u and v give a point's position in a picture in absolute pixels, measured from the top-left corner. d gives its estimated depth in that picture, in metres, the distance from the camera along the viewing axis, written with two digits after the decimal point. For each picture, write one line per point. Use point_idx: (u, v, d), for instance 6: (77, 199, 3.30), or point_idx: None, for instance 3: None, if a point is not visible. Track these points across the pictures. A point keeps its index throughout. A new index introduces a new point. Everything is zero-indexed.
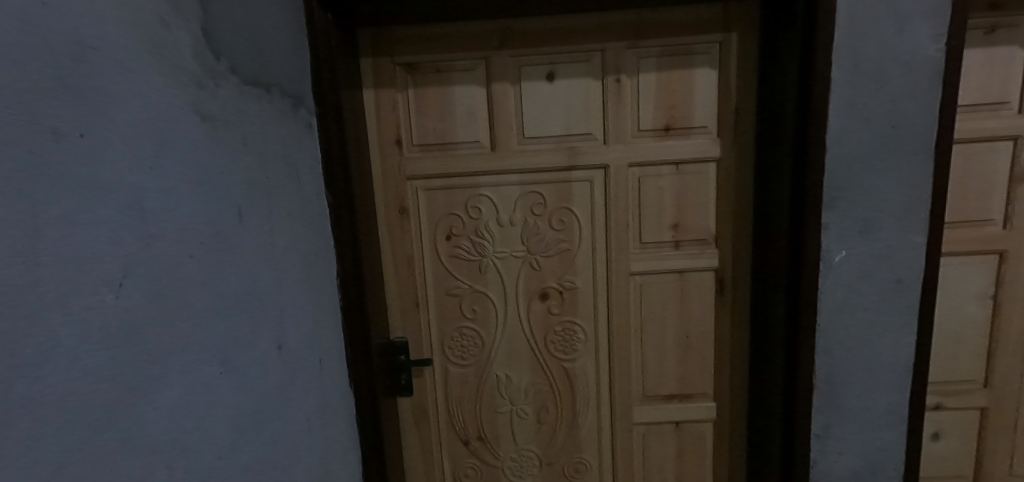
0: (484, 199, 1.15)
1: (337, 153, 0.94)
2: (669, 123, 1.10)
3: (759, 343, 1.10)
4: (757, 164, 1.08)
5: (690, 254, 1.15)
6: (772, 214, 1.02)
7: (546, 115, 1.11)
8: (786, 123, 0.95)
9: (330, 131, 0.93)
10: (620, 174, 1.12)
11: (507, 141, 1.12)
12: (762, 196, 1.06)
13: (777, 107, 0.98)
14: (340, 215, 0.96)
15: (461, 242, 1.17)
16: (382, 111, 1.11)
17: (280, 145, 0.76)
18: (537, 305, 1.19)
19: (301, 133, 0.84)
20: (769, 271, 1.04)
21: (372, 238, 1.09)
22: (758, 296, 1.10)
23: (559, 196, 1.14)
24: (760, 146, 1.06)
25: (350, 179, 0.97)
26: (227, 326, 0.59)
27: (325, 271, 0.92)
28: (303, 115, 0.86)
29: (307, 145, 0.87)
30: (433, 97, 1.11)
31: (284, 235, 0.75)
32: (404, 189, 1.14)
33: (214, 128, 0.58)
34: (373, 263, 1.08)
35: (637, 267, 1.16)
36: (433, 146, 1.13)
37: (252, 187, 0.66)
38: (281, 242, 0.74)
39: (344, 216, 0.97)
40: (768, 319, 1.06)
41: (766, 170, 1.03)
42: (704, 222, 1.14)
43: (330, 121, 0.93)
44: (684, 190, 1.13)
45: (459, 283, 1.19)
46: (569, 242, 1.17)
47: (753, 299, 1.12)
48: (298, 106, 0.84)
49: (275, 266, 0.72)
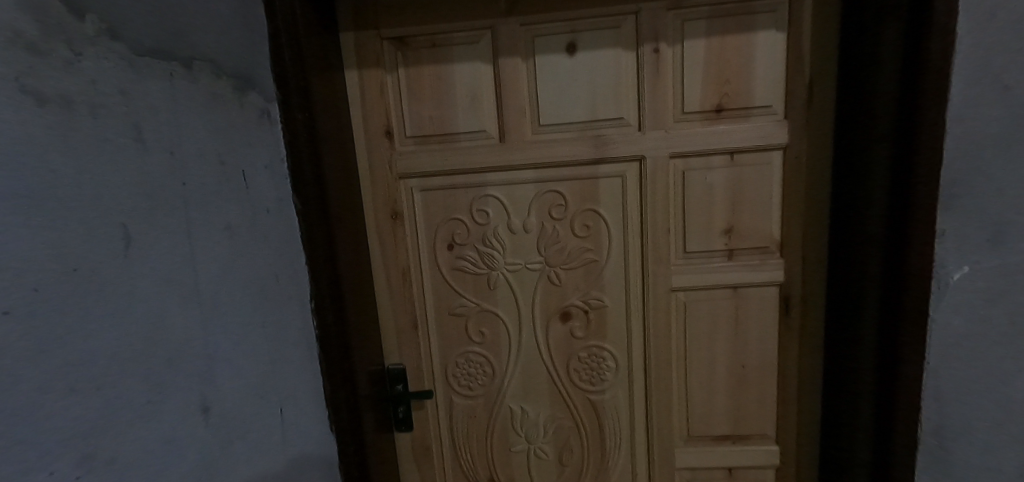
0: (492, 200, 0.95)
1: (303, 144, 0.73)
2: (721, 102, 0.88)
3: (832, 377, 0.88)
4: (836, 153, 0.85)
5: (746, 266, 0.93)
6: (856, 216, 0.79)
7: (567, 95, 0.90)
8: (883, 98, 0.73)
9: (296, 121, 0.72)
10: (659, 168, 0.91)
11: (519, 130, 0.92)
12: (841, 194, 0.83)
13: (864, 78, 0.75)
14: (312, 227, 0.75)
15: (465, 252, 0.98)
16: (369, 97, 0.92)
17: (207, 139, 0.58)
18: (557, 327, 0.99)
19: (249, 122, 0.65)
20: (851, 288, 0.81)
21: (358, 249, 0.91)
22: (833, 321, 0.87)
23: (582, 196, 0.94)
24: (842, 130, 0.82)
25: (321, 180, 0.75)
26: (98, 385, 0.45)
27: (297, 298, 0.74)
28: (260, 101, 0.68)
29: (268, 139, 0.69)
30: (428, 79, 0.91)
31: (213, 257, 0.58)
32: (396, 189, 0.96)
33: (55, 112, 0.42)
34: (360, 278, 0.91)
35: (679, 282, 0.95)
36: (430, 138, 0.94)
37: (152, 199, 0.51)
38: (208, 266, 0.57)
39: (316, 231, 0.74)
40: (847, 349, 0.83)
41: (848, 160, 0.80)
42: (765, 226, 0.92)
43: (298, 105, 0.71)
44: (740, 186, 0.90)
45: (464, 301, 1.00)
46: (596, 252, 0.96)
47: (828, 324, 0.88)
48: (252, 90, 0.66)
49: (204, 299, 0.56)
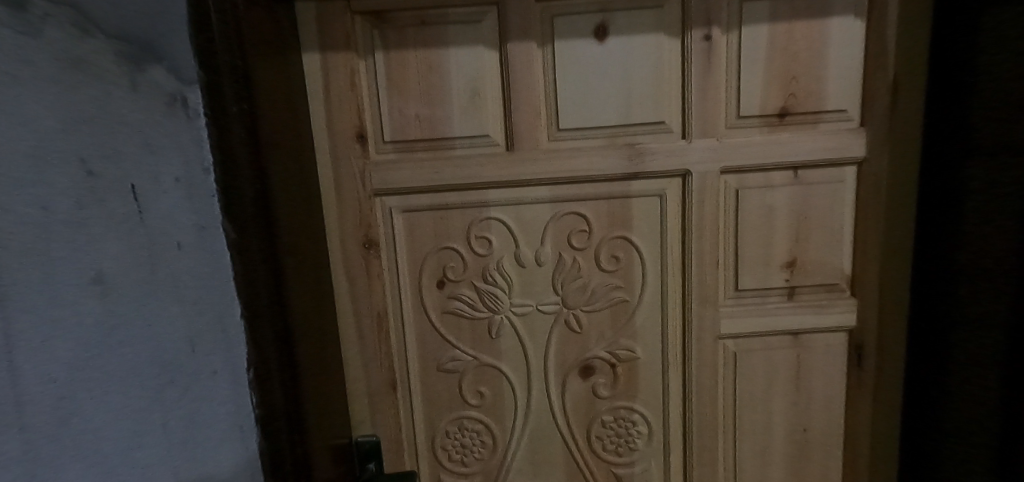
0: (495, 224, 0.74)
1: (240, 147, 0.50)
2: (785, 105, 0.70)
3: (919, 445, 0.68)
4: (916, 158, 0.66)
5: (811, 308, 0.75)
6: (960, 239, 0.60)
7: (594, 93, 0.71)
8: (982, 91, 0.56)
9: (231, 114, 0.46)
10: (708, 186, 0.72)
11: (532, 136, 0.72)
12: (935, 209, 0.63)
13: (951, 71, 0.58)
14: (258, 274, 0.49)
15: (460, 290, 0.76)
16: (334, 89, 0.70)
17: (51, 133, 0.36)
18: (576, 384, 0.79)
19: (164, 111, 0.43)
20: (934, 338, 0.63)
21: (318, 290, 0.68)
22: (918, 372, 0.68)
23: (611, 220, 0.74)
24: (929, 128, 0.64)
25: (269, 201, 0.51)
26: None
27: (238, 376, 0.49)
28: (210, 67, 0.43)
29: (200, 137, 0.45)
30: (414, 67, 0.70)
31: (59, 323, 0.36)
32: (370, 210, 0.73)
33: None
34: (322, 329, 0.68)
35: (730, 328, 0.76)
36: (416, 143, 0.72)
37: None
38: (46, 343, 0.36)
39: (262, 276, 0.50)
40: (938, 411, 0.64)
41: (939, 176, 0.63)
42: (835, 259, 0.75)
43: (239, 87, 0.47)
44: (806, 209, 0.73)
45: (458, 353, 0.78)
46: (627, 290, 0.76)
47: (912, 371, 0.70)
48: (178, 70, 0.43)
49: (51, 403, 0.36)
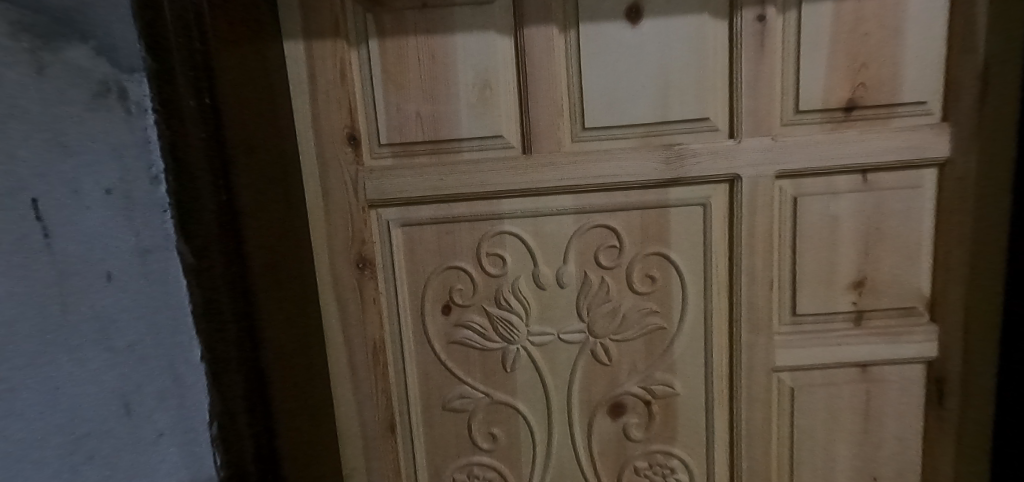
0: (510, 240, 0.64)
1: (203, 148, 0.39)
2: (851, 97, 0.60)
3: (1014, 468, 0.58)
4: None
5: (882, 336, 0.64)
6: None
7: (625, 85, 0.60)
8: None
9: (185, 109, 0.36)
10: (760, 193, 0.61)
11: (553, 136, 0.61)
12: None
13: None
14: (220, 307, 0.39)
15: (469, 317, 0.65)
16: (320, 83, 0.60)
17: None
18: (604, 425, 0.68)
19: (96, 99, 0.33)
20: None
21: (302, 318, 0.58)
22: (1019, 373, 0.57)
23: (644, 234, 0.64)
24: None
25: (230, 216, 0.41)
26: None
27: (194, 439, 0.38)
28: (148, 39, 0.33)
29: (144, 135, 0.34)
30: (414, 56, 0.60)
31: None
32: (364, 224, 0.63)
33: None
34: (306, 365, 0.58)
35: (786, 359, 0.65)
36: (417, 146, 0.62)
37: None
38: None
39: (222, 309, 0.40)
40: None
41: None
42: (911, 278, 0.63)
43: (195, 75, 0.38)
44: (877, 220, 0.62)
45: (466, 390, 0.67)
46: (663, 315, 0.65)
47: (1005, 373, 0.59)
48: (109, 52, 0.32)
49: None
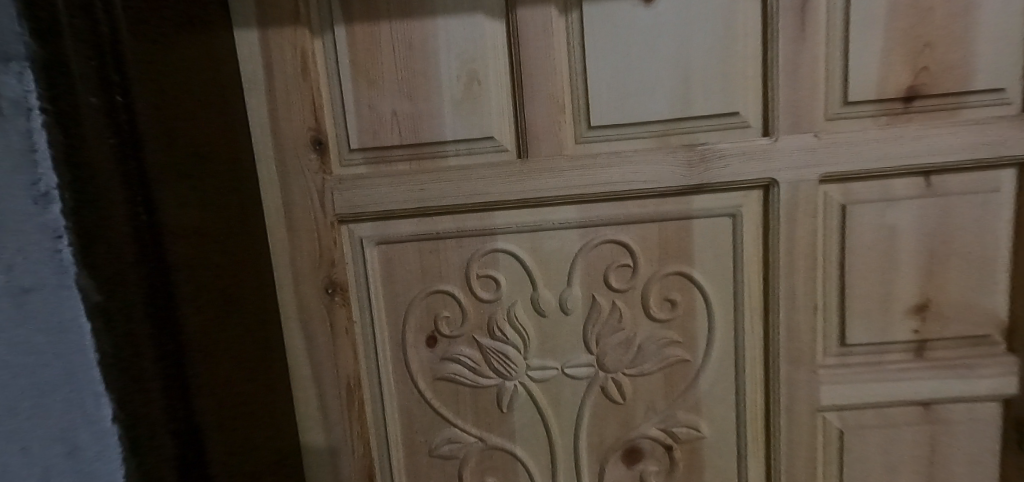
0: (504, 259, 0.55)
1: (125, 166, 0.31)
2: (912, 85, 0.50)
3: None
4: None
5: (949, 369, 0.54)
6: None
7: (638, 75, 0.51)
8: None
9: (84, 108, 0.28)
10: (802, 201, 0.51)
11: (553, 137, 0.52)
12: None
13: None
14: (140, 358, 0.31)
15: (458, 349, 0.56)
16: (278, 79, 0.51)
17: None
18: (618, 474, 0.58)
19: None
20: None
21: (260, 349, 0.50)
22: None
23: (663, 251, 0.54)
24: None
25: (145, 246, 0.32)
26: None
27: None
28: (12, 14, 0.25)
29: (28, 141, 0.26)
30: (388, 45, 0.51)
31: None
32: (333, 243, 0.54)
33: None
34: (267, 402, 0.50)
35: (834, 397, 0.55)
36: (393, 151, 0.53)
37: None
38: None
39: (140, 364, 0.31)
40: None
41: None
42: (985, 301, 0.53)
43: (97, 64, 0.29)
44: (942, 231, 0.52)
45: (456, 433, 0.57)
46: (686, 346, 0.56)
47: None
48: None
49: None
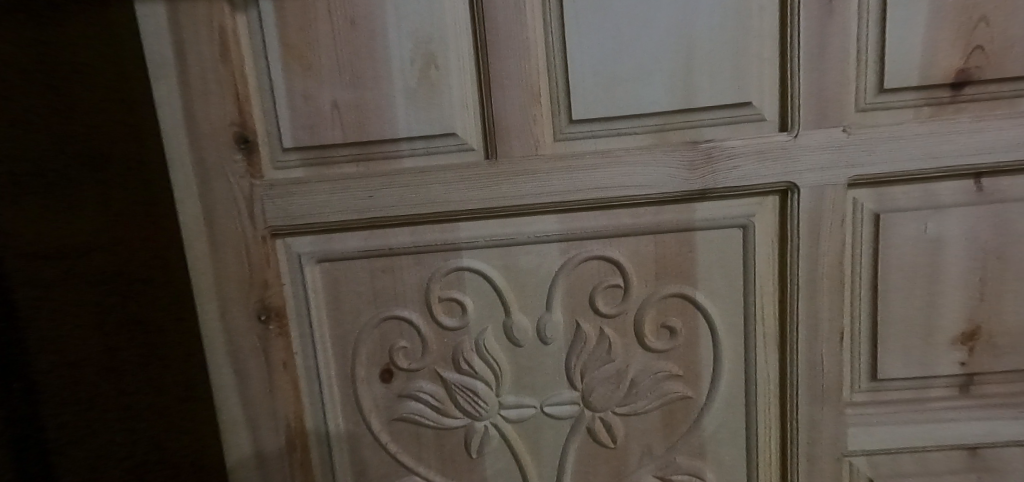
0: (470, 278, 0.46)
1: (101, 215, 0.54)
2: (963, 70, 0.41)
3: None
4: None
5: (1001, 409, 0.45)
6: None
7: (629, 57, 0.42)
8: None
9: None
10: (827, 210, 0.43)
11: (528, 133, 0.43)
12: None
13: None
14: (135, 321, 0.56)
15: (418, 384, 0.47)
16: (193, 64, 0.42)
17: None
18: None
19: None
20: None
21: (177, 359, 0.55)
22: None
23: (660, 269, 0.45)
24: None
25: None
26: None
27: None
28: None
29: None
30: (326, 22, 0.42)
31: None
32: (266, 260, 0.45)
33: None
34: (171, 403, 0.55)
35: (862, 440, 0.46)
36: (336, 151, 0.44)
37: None
38: None
39: None
40: None
41: None
42: None
43: None
44: (996, 246, 0.43)
45: None
46: (687, 379, 0.47)
47: None
48: None
49: None
